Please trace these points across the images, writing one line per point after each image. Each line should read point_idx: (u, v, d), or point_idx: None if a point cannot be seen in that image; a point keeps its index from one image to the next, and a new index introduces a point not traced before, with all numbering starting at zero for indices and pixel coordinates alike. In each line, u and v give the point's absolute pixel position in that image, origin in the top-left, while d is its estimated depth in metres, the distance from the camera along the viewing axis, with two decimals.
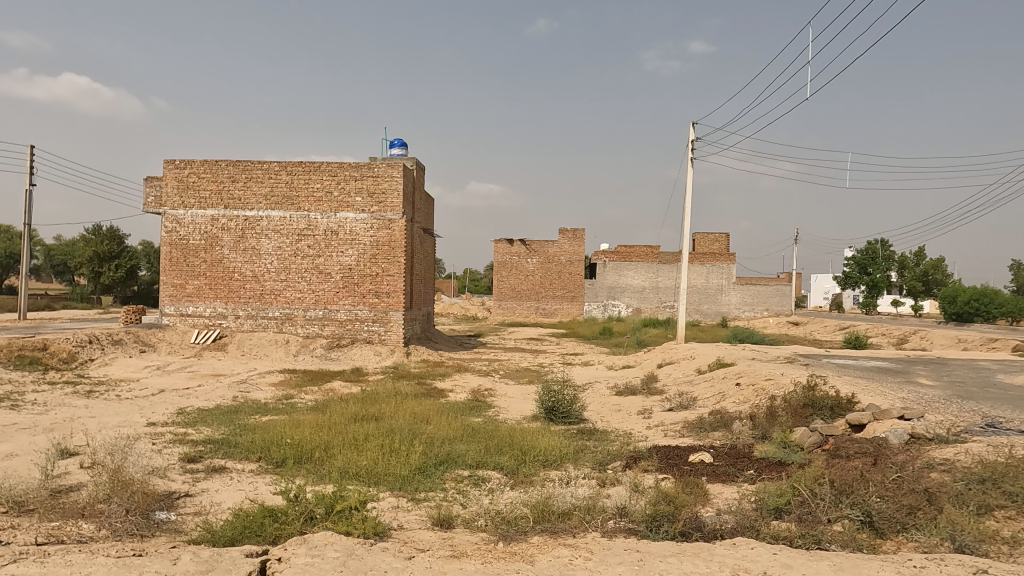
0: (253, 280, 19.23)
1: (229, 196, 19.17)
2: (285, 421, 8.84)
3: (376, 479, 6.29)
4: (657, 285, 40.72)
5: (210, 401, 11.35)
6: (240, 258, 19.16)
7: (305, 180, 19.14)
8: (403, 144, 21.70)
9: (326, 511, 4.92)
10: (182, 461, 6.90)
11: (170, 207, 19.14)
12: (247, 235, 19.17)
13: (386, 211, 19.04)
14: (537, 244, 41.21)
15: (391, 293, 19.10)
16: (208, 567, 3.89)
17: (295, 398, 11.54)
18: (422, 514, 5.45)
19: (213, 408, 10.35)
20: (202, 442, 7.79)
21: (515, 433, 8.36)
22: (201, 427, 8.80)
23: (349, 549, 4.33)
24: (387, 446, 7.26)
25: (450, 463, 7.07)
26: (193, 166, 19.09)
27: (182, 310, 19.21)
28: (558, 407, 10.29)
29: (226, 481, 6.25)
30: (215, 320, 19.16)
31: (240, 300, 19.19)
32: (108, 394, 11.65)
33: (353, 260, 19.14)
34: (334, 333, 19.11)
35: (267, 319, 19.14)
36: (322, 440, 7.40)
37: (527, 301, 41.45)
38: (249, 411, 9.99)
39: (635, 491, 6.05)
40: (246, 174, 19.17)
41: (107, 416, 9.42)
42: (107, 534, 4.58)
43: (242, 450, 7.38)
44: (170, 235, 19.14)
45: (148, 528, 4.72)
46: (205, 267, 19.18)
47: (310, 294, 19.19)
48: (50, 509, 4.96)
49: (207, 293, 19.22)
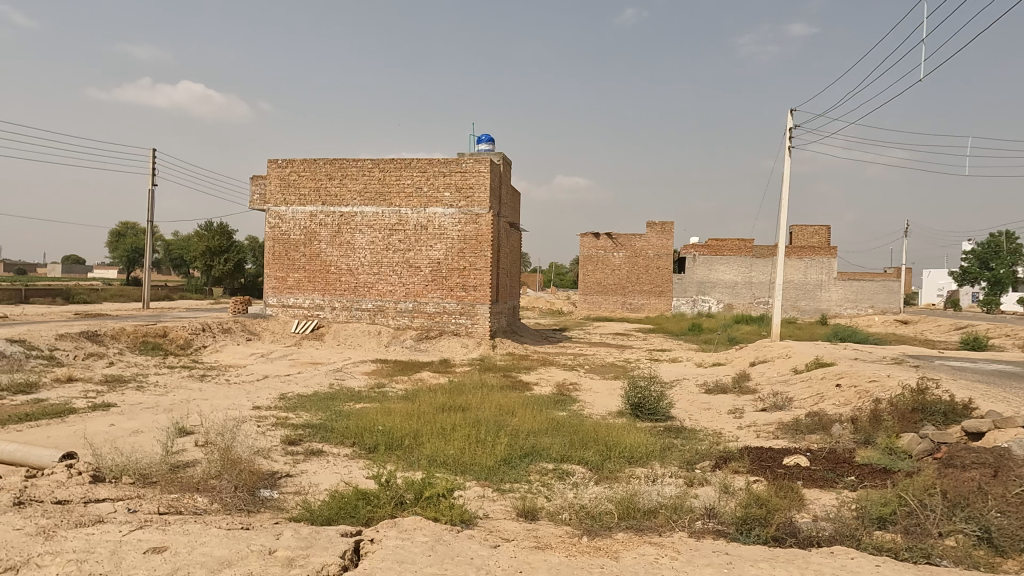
0: (348, 273, 20.09)
1: (326, 193, 20.13)
2: (377, 409, 9.22)
3: (462, 468, 6.44)
4: (750, 281, 39.21)
5: (307, 387, 11.94)
6: (337, 252, 20.08)
7: (396, 177, 19.75)
8: (491, 139, 21.91)
9: (415, 496, 5.08)
10: (283, 443, 7.33)
11: (274, 204, 20.42)
12: (343, 230, 20.06)
13: (474, 206, 19.26)
14: (623, 238, 40.52)
15: (478, 287, 19.32)
16: (308, 544, 4.11)
17: (387, 387, 11.99)
18: (507, 504, 5.53)
19: (312, 395, 10.90)
20: (301, 426, 8.25)
21: (600, 429, 8.29)
22: (299, 411, 9.33)
23: (437, 534, 4.46)
24: (473, 436, 7.39)
25: (535, 455, 7.11)
26: (294, 165, 20.21)
27: (284, 301, 20.44)
28: (644, 404, 10.12)
29: (323, 463, 6.60)
30: (314, 311, 20.20)
31: (337, 293, 20.12)
32: (219, 379, 12.59)
33: (441, 254, 19.54)
34: (423, 325, 19.61)
35: (360, 311, 19.95)
36: (411, 429, 7.65)
37: (614, 295, 40.90)
38: (345, 398, 10.47)
39: (724, 492, 5.87)
40: (342, 172, 20.01)
41: (216, 399, 10.17)
42: (219, 507, 4.93)
43: (337, 435, 7.74)
44: (274, 230, 20.42)
45: (254, 504, 5.06)
46: (305, 261, 20.28)
47: (401, 287, 19.80)
48: (170, 482, 5.39)
49: (307, 286, 20.30)
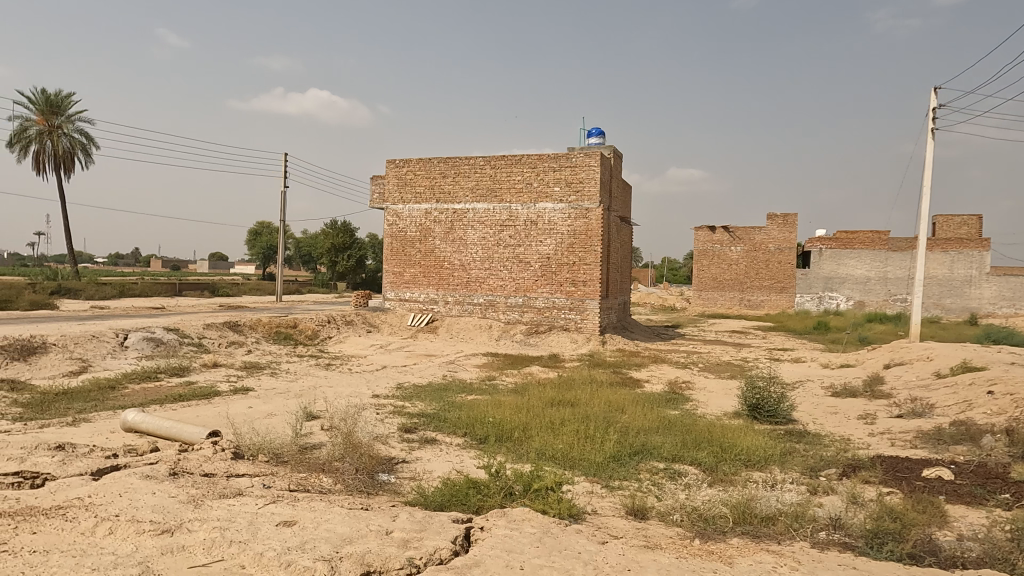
0: (460, 268, 20.67)
1: (440, 191, 20.82)
2: (488, 401, 9.43)
3: (571, 463, 6.43)
4: (885, 276, 36.04)
5: (422, 378, 12.44)
6: (450, 248, 20.71)
7: (507, 174, 20.02)
8: (601, 133, 21.67)
9: (524, 488, 5.14)
10: (400, 430, 7.68)
11: (392, 203, 21.46)
12: (456, 226, 20.65)
13: (584, 201, 19.08)
14: (741, 231, 38.70)
15: (587, 282, 19.15)
16: (422, 527, 4.28)
17: (497, 380, 12.25)
18: (616, 502, 5.45)
19: (426, 386, 11.35)
20: (416, 415, 8.61)
21: (715, 429, 7.99)
22: (415, 401, 9.75)
23: (545, 527, 4.49)
24: (582, 432, 7.36)
25: (645, 454, 6.97)
26: (410, 165, 21.10)
27: (401, 295, 21.44)
28: (762, 405, 9.63)
29: (437, 452, 6.84)
30: (428, 305, 21.02)
31: (450, 287, 20.78)
32: (343, 368, 13.44)
33: (551, 250, 19.56)
34: (533, 319, 19.77)
35: (472, 305, 20.47)
36: (521, 421, 7.74)
37: (730, 292, 39.21)
38: (457, 390, 10.81)
39: (852, 502, 5.47)
40: (455, 170, 20.59)
41: (340, 386, 10.86)
42: (342, 488, 5.25)
43: (450, 425, 7.99)
44: (392, 228, 21.45)
45: (373, 487, 5.35)
46: (421, 257, 21.13)
47: (511, 282, 20.07)
48: (299, 463, 5.81)
49: (422, 281, 21.15)
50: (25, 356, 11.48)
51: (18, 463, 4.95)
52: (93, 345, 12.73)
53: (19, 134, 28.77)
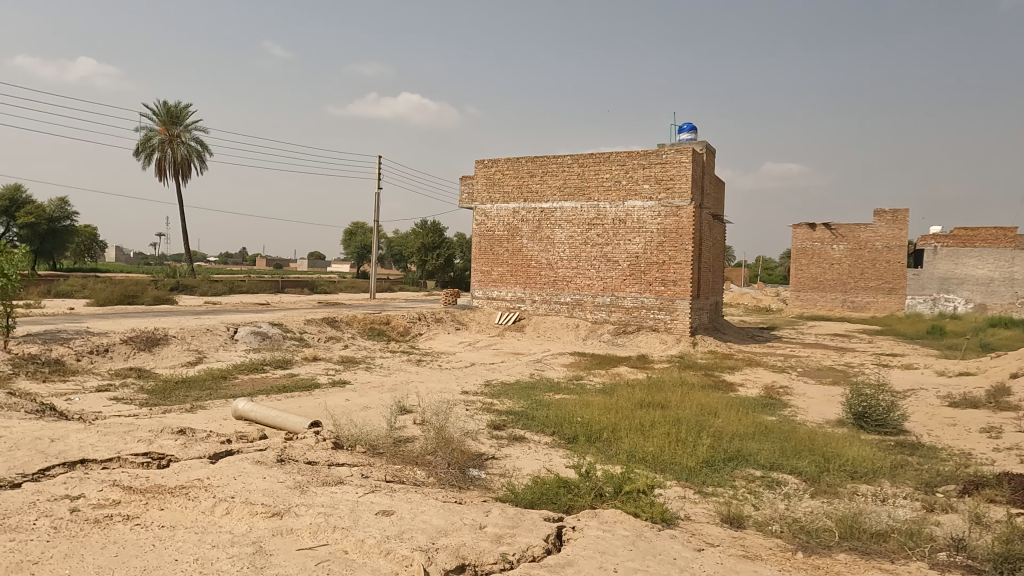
0: (547, 267, 20.72)
1: (527, 190, 20.94)
2: (575, 401, 9.40)
3: (662, 466, 6.30)
4: (1011, 277, 32.92)
5: (510, 376, 12.56)
6: (537, 247, 20.80)
7: (595, 172, 19.85)
8: (693, 128, 21.04)
9: (614, 490, 5.08)
10: (490, 427, 7.79)
11: (480, 203, 21.83)
12: (543, 225, 20.70)
13: (675, 198, 18.59)
14: (844, 229, 36.51)
15: (678, 281, 18.64)
16: (514, 523, 4.32)
17: (585, 380, 12.19)
18: (709, 509, 5.28)
19: (514, 384, 11.45)
20: (505, 412, 8.71)
21: (816, 437, 7.58)
22: (503, 398, 9.86)
23: (638, 530, 4.42)
24: (673, 435, 7.18)
25: (741, 460, 6.71)
26: (499, 165, 21.38)
27: (489, 294, 21.79)
28: (870, 413, 9.04)
29: (525, 449, 6.89)
30: (516, 303, 21.22)
31: (537, 286, 20.88)
32: (433, 364, 13.82)
33: (639, 248, 19.22)
34: (621, 319, 19.51)
35: (559, 304, 20.47)
36: (609, 422, 7.66)
37: (832, 292, 37.09)
38: (545, 388, 10.83)
39: (975, 522, 5.03)
40: (543, 169, 20.64)
41: (431, 382, 11.16)
42: (435, 481, 5.39)
43: (538, 423, 8.02)
44: (480, 227, 21.82)
45: (465, 481, 5.45)
46: (509, 255, 21.36)
47: (599, 282, 19.89)
48: (394, 455, 6.01)
49: (509, 279, 21.38)
50: (149, 347, 12.56)
51: (146, 445, 5.42)
52: (208, 337, 13.76)
53: (144, 143, 31.42)
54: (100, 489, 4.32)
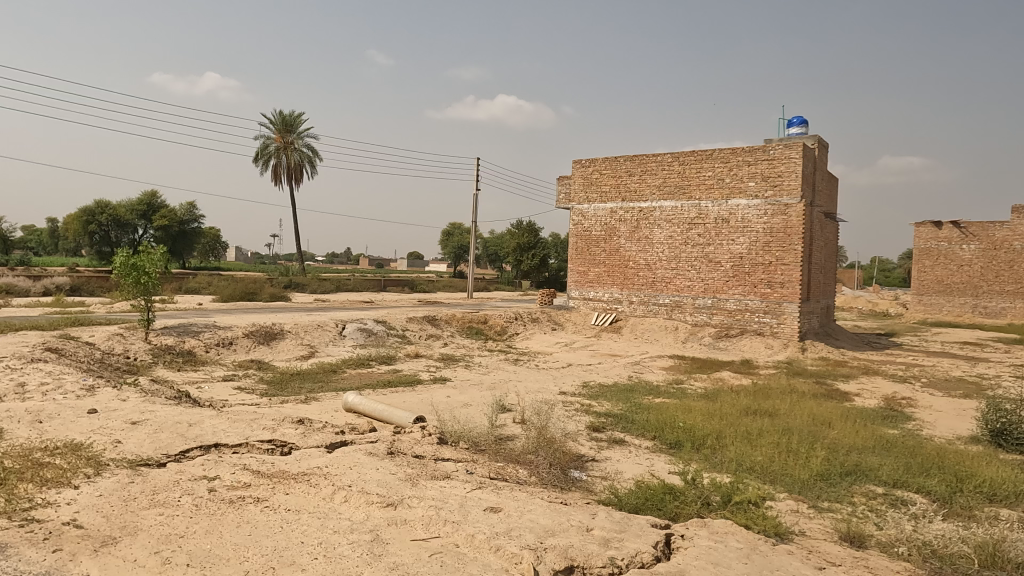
0: (646, 268, 20.33)
1: (626, 189, 20.65)
2: (677, 405, 9.17)
3: (772, 477, 6.02)
4: None
5: (608, 378, 12.44)
6: (635, 247, 20.47)
7: (696, 169, 19.28)
8: (804, 122, 19.97)
9: (723, 500, 4.91)
10: (589, 429, 7.75)
11: (578, 203, 21.79)
12: (642, 225, 20.34)
13: (783, 196, 17.69)
14: (976, 227, 33.36)
15: (785, 283, 17.73)
16: (621, 528, 4.28)
17: (686, 384, 11.86)
18: (827, 525, 4.99)
19: (613, 385, 11.33)
20: (604, 414, 8.63)
21: (946, 454, 6.97)
22: (602, 400, 9.78)
23: (751, 543, 4.25)
24: (784, 445, 6.85)
25: (859, 475, 6.29)
26: (596, 165, 21.25)
27: (586, 294, 21.70)
28: (1010, 431, 8.21)
29: (626, 453, 6.79)
30: (613, 304, 21.00)
31: (634, 287, 20.55)
32: (530, 363, 13.93)
33: (744, 249, 18.46)
34: (723, 322, 18.82)
35: (657, 306, 20.04)
36: (714, 429, 7.42)
37: (960, 297, 33.97)
38: (644, 391, 10.65)
39: None
40: (641, 168, 20.29)
41: (528, 382, 11.25)
42: (538, 480, 5.43)
43: (638, 426, 7.90)
44: (577, 227, 21.78)
45: (567, 483, 5.45)
46: (606, 256, 21.17)
47: (700, 283, 19.28)
48: (496, 452, 6.11)
49: (606, 280, 21.19)
50: (268, 341, 13.47)
51: (270, 432, 5.82)
52: (319, 333, 14.58)
53: (262, 150, 33.73)
54: (233, 472, 4.69)
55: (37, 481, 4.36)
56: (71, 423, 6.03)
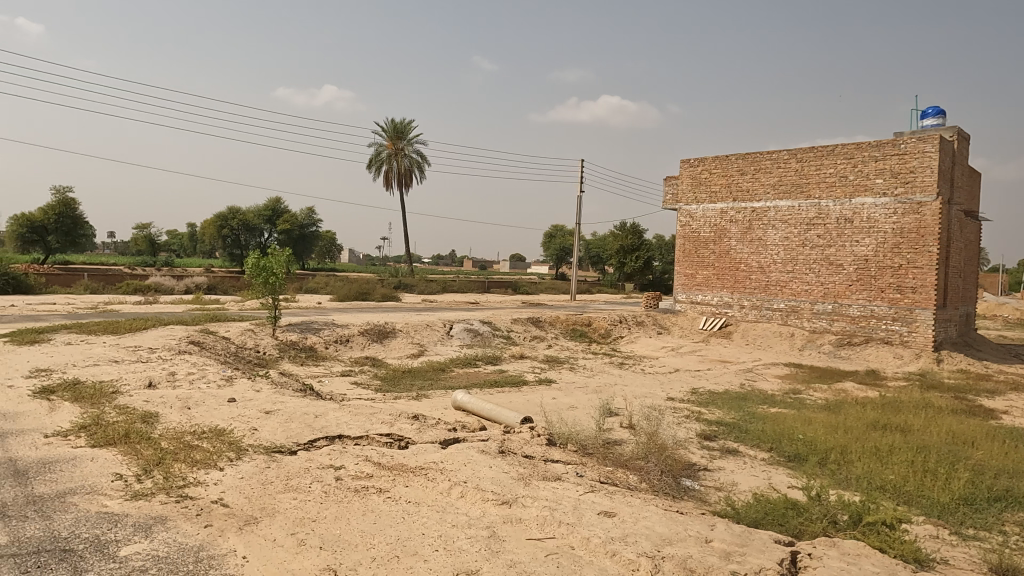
0: (759, 271, 19.43)
1: (737, 189, 19.85)
2: (795, 416, 8.68)
3: (907, 498, 5.57)
4: None
5: (718, 385, 11.98)
6: (747, 249, 19.61)
7: (816, 167, 18.19)
8: (940, 112, 18.32)
9: (853, 520, 4.60)
10: (699, 437, 7.52)
11: (686, 203, 21.21)
12: (754, 226, 19.46)
13: (915, 193, 16.30)
14: None
15: (918, 288, 16.31)
16: (742, 542, 4.11)
17: (803, 394, 11.20)
18: (974, 555, 4.55)
19: (723, 393, 10.90)
20: (715, 422, 8.33)
21: None
22: (712, 408, 9.44)
23: (889, 568, 3.95)
24: (919, 464, 6.31)
25: (1011, 502, 5.68)
26: (706, 164, 20.61)
27: (693, 298, 21.07)
28: None
29: (741, 464, 6.52)
30: (722, 308, 20.24)
31: (746, 291, 19.68)
32: (636, 368, 13.69)
33: (869, 250, 17.18)
34: (844, 329, 17.62)
35: (771, 311, 19.09)
36: (838, 442, 6.96)
37: None
38: (758, 400, 10.16)
39: None
40: (755, 166, 19.43)
41: (634, 386, 11.05)
42: (649, 487, 5.33)
43: (753, 436, 7.55)
44: (685, 229, 21.21)
45: (681, 491, 5.32)
46: (715, 258, 20.44)
47: (819, 287, 18.16)
48: (605, 456, 6.05)
49: (715, 283, 20.45)
50: (381, 339, 14.13)
51: (388, 427, 6.10)
52: (428, 332, 15.09)
53: (375, 157, 35.43)
54: (356, 463, 4.95)
55: (189, 462, 4.82)
56: (214, 410, 6.62)
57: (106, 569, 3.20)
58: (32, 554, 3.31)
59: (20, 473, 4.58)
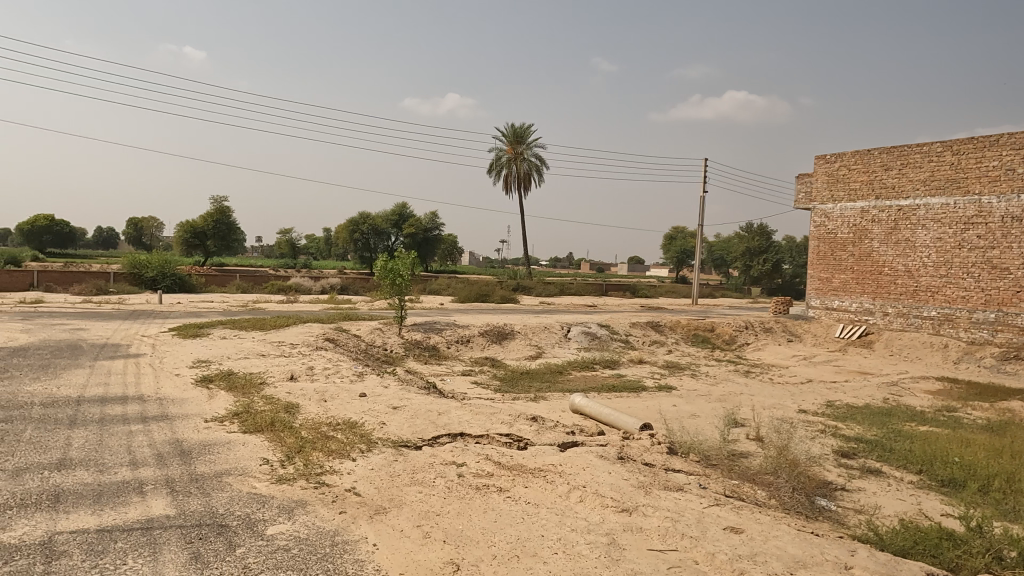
0: (906, 275, 17.76)
1: (881, 186, 18.29)
2: (950, 437, 7.81)
3: None
4: None
5: (856, 398, 11.06)
6: (892, 251, 18.01)
7: (976, 159, 16.33)
8: None
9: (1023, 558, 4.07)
10: (836, 454, 6.98)
11: (821, 202, 19.88)
12: (901, 226, 17.81)
13: None
14: None
15: None
16: (887, 572, 3.76)
17: (960, 412, 10.06)
18: None
19: (864, 407, 10.05)
20: (855, 439, 7.70)
21: None
22: (851, 423, 8.73)
23: None
24: None
25: None
26: (844, 159, 19.23)
27: (828, 304, 19.70)
28: None
29: (884, 486, 5.98)
30: (862, 316, 18.72)
31: (890, 297, 18.07)
32: (763, 377, 12.96)
33: None
34: (1010, 341, 15.65)
35: (920, 319, 17.38)
36: (1003, 468, 6.18)
37: None
38: (904, 417, 9.26)
39: None
40: (903, 160, 17.83)
41: (762, 396, 10.46)
42: (780, 505, 5.02)
43: (898, 457, 6.90)
44: (819, 229, 19.90)
45: (815, 511, 4.97)
46: (854, 261, 18.96)
47: (979, 293, 16.27)
48: (730, 469, 5.78)
49: (854, 288, 18.97)
50: (500, 339, 14.42)
51: (508, 427, 6.21)
52: (546, 334, 15.20)
53: (496, 162, 36.27)
54: (477, 461, 5.08)
55: (326, 452, 5.17)
56: (348, 404, 7.07)
57: (255, 545, 3.51)
58: (195, 527, 3.70)
59: (185, 453, 5.13)
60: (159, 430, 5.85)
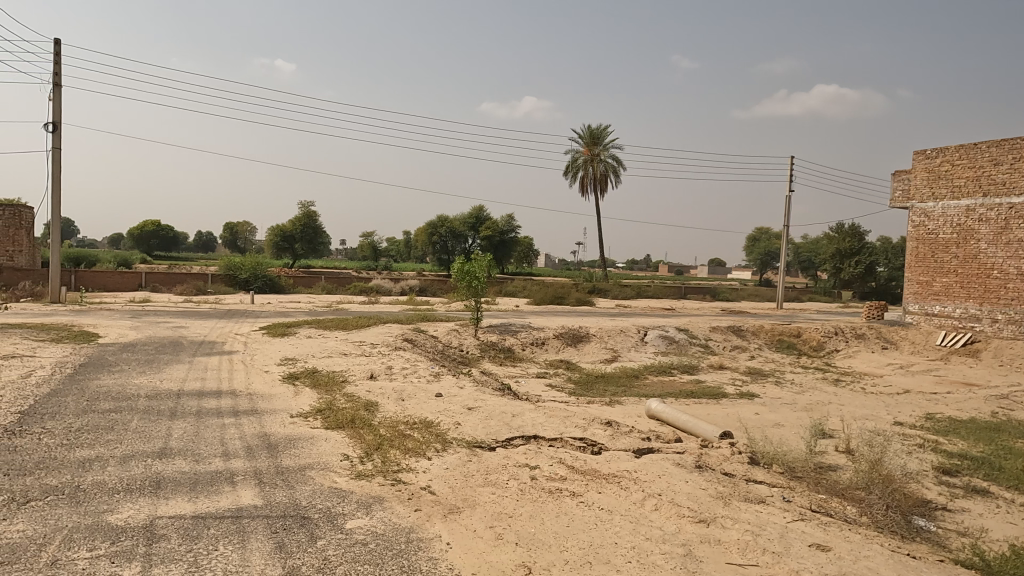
0: (1018, 279, 16.24)
1: (989, 182, 16.90)
2: None
3: None
4: None
5: (961, 411, 10.24)
6: (1002, 252, 16.52)
7: None
8: None
9: None
10: (936, 470, 6.50)
11: (920, 201, 18.68)
12: (1013, 225, 16.28)
13: None
14: None
15: None
16: None
17: None
18: None
19: (969, 421, 9.29)
20: (959, 455, 7.13)
21: None
22: (954, 438, 8.09)
23: None
24: None
25: None
26: (947, 154, 17.98)
27: (928, 309, 18.44)
28: None
29: (991, 507, 5.51)
30: (967, 322, 17.37)
31: (1000, 303, 16.61)
32: (855, 386, 12.23)
33: None
34: None
35: None
36: None
37: None
38: (1016, 433, 8.49)
39: None
40: (1014, 154, 16.36)
41: (853, 406, 9.88)
42: (871, 522, 4.72)
43: (1009, 476, 6.33)
44: (918, 230, 18.70)
45: (912, 531, 4.64)
46: (958, 263, 17.65)
47: None
48: (817, 483, 5.49)
49: (958, 293, 17.65)
50: (576, 342, 14.34)
51: (582, 431, 6.16)
52: (622, 337, 14.98)
53: (573, 164, 36.16)
54: (551, 464, 5.06)
55: (402, 450, 5.30)
56: (424, 403, 7.21)
57: (335, 538, 3.64)
58: (280, 517, 3.88)
59: (272, 447, 5.40)
60: (249, 423, 6.19)
